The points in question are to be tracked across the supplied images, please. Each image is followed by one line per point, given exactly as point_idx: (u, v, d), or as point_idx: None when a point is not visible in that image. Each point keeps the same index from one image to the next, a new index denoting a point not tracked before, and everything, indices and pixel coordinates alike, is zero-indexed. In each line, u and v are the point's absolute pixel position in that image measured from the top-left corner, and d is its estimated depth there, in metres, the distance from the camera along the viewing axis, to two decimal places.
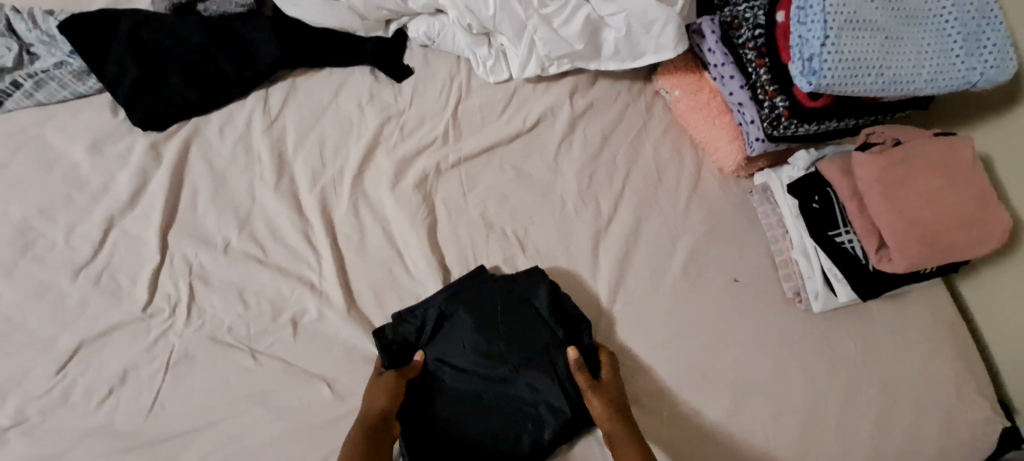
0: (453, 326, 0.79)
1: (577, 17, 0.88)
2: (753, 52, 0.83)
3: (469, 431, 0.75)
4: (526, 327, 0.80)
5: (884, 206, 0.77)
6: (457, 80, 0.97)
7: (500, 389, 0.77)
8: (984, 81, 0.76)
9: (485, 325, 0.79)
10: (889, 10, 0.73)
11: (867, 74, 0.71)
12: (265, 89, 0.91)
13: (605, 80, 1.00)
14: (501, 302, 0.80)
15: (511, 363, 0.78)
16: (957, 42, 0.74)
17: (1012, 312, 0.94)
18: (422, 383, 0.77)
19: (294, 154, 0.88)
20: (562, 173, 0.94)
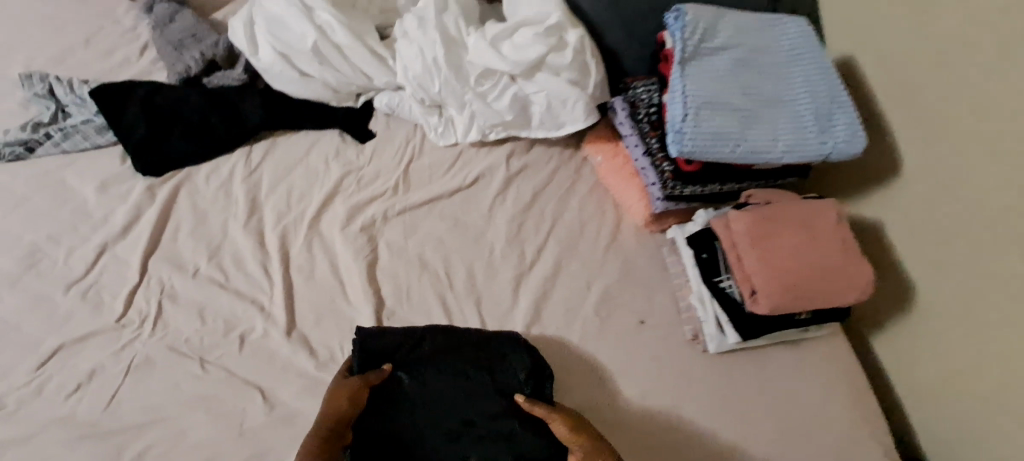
0: (428, 347, 0.91)
1: (506, 95, 1.05)
2: (648, 126, 1.01)
3: (408, 436, 0.86)
4: (491, 359, 0.92)
5: (755, 257, 0.88)
6: (412, 143, 1.15)
7: (446, 408, 0.88)
8: (840, 154, 0.89)
9: (454, 352, 0.91)
10: (748, 94, 0.87)
11: (724, 145, 0.86)
12: (249, 146, 1.09)
13: (540, 145, 1.16)
14: (478, 336, 0.93)
15: (466, 389, 0.90)
16: (813, 121, 0.88)
17: (918, 368, 1.01)
18: (384, 388, 0.88)
19: (265, 199, 1.04)
20: (494, 223, 1.08)
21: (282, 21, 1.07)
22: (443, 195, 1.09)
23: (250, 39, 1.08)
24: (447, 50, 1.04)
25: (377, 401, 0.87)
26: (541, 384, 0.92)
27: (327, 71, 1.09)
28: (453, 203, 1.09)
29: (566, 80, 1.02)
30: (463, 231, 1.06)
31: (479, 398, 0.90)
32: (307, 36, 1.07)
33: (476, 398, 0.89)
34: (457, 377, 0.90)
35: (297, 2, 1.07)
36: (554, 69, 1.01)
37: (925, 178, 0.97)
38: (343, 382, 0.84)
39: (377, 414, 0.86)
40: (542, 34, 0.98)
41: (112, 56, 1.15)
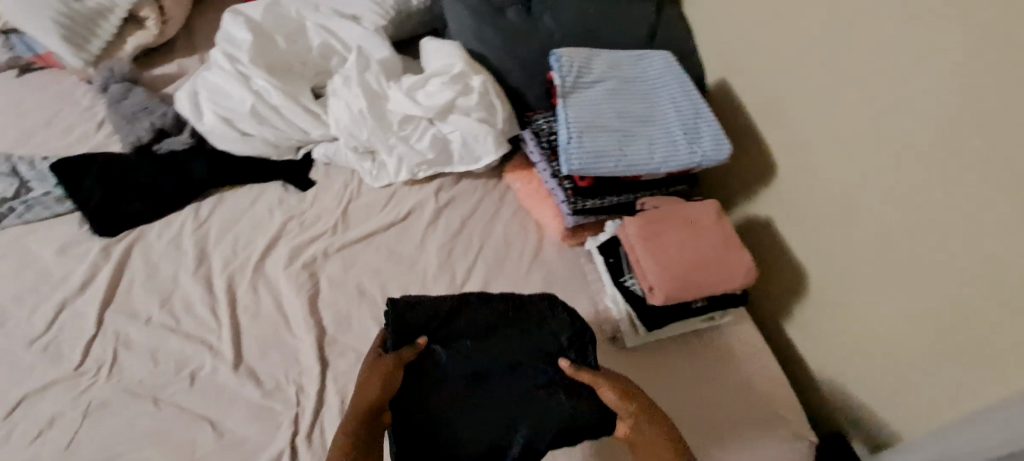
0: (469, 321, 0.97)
1: (426, 136, 1.18)
2: (549, 152, 1.16)
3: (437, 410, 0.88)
4: (532, 330, 0.99)
5: (648, 253, 1.01)
6: (350, 187, 1.27)
7: (476, 382, 0.92)
8: (710, 160, 1.03)
9: (497, 326, 0.98)
10: (623, 118, 1.03)
11: (608, 160, 0.99)
12: (198, 202, 1.20)
13: (466, 178, 1.29)
14: (511, 311, 1.00)
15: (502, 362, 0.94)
16: (682, 135, 1.03)
17: (825, 345, 1.12)
18: (420, 364, 0.92)
19: (214, 248, 1.15)
20: (427, 250, 1.19)
21: (223, 90, 1.21)
22: (379, 230, 1.20)
23: (195, 107, 1.21)
24: (370, 103, 1.18)
25: (413, 376, 0.91)
26: (584, 352, 0.98)
27: (266, 130, 1.22)
28: (389, 236, 1.20)
29: (476, 119, 1.16)
30: (398, 260, 1.17)
31: (521, 365, 0.95)
32: (246, 100, 1.20)
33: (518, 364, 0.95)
34: (494, 349, 0.96)
35: (234, 72, 1.20)
36: (464, 110, 1.16)
37: (790, 176, 1.12)
38: (381, 361, 0.88)
39: (419, 382, 0.90)
40: (449, 81, 1.13)
41: (70, 133, 1.27)
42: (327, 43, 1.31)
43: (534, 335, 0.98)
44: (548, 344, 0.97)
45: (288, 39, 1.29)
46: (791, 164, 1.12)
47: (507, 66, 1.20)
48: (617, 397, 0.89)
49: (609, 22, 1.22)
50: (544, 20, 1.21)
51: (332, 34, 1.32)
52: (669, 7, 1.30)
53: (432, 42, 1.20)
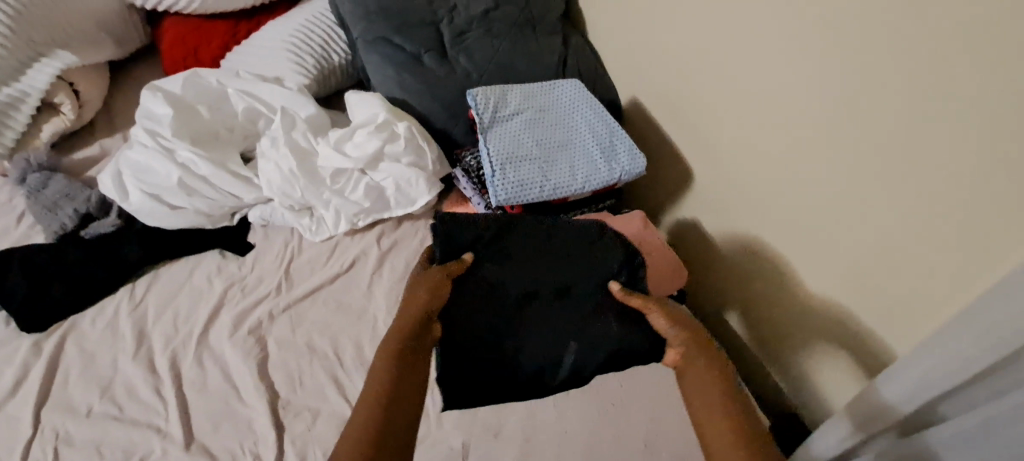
0: (519, 243, 1.04)
1: (360, 186, 1.20)
2: (480, 186, 1.21)
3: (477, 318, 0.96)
4: (585, 251, 1.05)
5: None
6: (290, 245, 1.27)
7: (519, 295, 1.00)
8: (629, 175, 1.10)
9: (544, 248, 1.05)
10: (543, 145, 1.09)
11: (533, 188, 1.04)
12: (132, 283, 1.18)
13: (407, 220, 1.31)
14: (558, 235, 1.07)
15: (551, 283, 1.01)
16: (599, 155, 1.10)
17: (761, 330, 1.19)
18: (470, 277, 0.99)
19: (153, 328, 1.12)
20: (375, 297, 1.20)
21: (147, 166, 1.20)
22: (324, 284, 1.20)
23: (120, 187, 1.19)
24: (299, 160, 1.20)
25: (463, 286, 0.98)
26: (635, 273, 1.05)
27: (196, 200, 1.21)
28: (334, 289, 1.20)
29: (406, 164, 1.20)
30: (346, 310, 1.17)
31: (569, 286, 1.02)
32: (172, 173, 1.20)
33: (566, 282, 1.01)
34: (539, 265, 1.03)
35: (157, 148, 1.20)
36: (393, 157, 1.19)
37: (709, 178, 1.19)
38: (433, 273, 0.95)
39: (469, 293, 0.97)
40: (375, 131, 1.16)
41: None
42: (252, 106, 1.33)
43: (575, 257, 1.05)
44: (596, 266, 1.04)
45: (210, 108, 1.31)
46: (708, 167, 1.19)
47: (430, 109, 1.25)
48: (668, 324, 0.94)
49: (520, 57, 1.29)
50: (459, 61, 1.26)
51: (255, 97, 1.33)
52: (575, 37, 1.39)
53: (355, 95, 1.22)
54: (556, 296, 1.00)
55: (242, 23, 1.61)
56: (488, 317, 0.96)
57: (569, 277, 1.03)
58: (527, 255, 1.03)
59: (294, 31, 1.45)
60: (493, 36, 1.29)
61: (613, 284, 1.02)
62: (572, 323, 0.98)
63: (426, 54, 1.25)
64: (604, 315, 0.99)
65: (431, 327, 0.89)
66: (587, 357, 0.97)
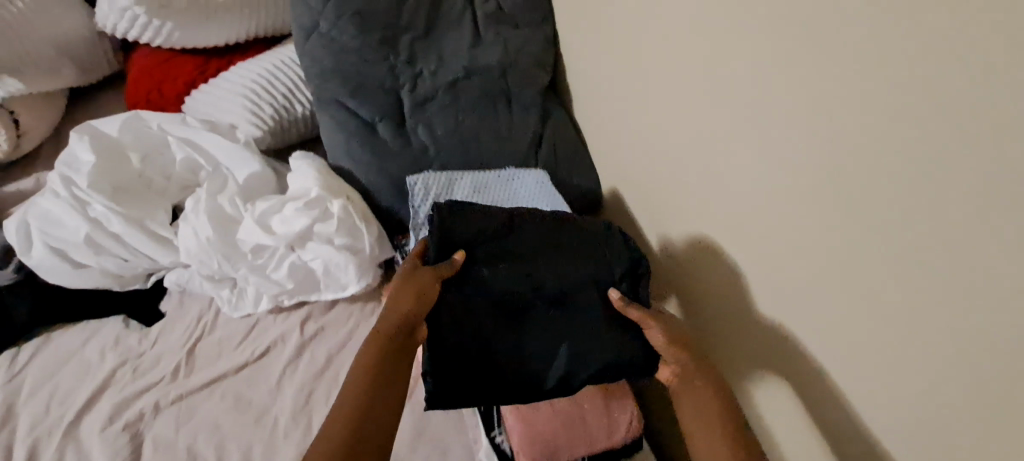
0: (518, 235, 0.93)
1: (283, 265, 1.05)
2: None
3: (465, 318, 0.86)
4: (591, 255, 0.94)
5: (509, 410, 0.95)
6: (205, 318, 1.13)
7: (517, 294, 0.90)
8: None
9: (543, 244, 0.93)
10: None
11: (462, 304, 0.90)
12: (18, 346, 1.04)
13: (341, 303, 1.15)
14: (560, 228, 0.95)
15: (549, 285, 0.91)
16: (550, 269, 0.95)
17: None
18: (457, 278, 0.88)
19: (23, 405, 0.98)
20: (280, 397, 1.03)
21: (55, 217, 1.07)
22: (226, 374, 1.04)
23: (23, 236, 1.06)
24: (218, 231, 1.05)
25: (450, 287, 0.88)
26: (638, 283, 0.95)
27: (105, 260, 1.08)
28: (236, 382, 1.04)
29: (337, 246, 1.04)
30: (241, 410, 1.01)
31: (570, 295, 0.91)
32: (80, 228, 1.07)
33: (568, 290, 0.91)
34: (534, 266, 0.91)
35: (68, 198, 1.08)
36: (324, 237, 1.04)
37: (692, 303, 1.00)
38: (418, 273, 0.86)
39: (457, 293, 0.88)
40: (304, 209, 1.02)
41: None
42: (190, 157, 1.21)
43: (580, 260, 0.93)
44: (600, 272, 0.93)
45: (143, 156, 1.19)
46: (693, 287, 0.98)
47: (377, 184, 1.10)
48: (661, 337, 0.88)
49: (487, 135, 1.14)
50: (417, 133, 1.12)
51: (195, 148, 1.22)
52: (557, 114, 1.23)
53: (301, 156, 1.09)
54: (550, 299, 0.91)
55: (213, 60, 1.49)
56: (475, 315, 0.87)
57: (568, 280, 0.92)
58: (524, 250, 0.92)
59: (257, 78, 1.35)
60: (458, 109, 1.15)
61: (613, 291, 0.91)
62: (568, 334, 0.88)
63: (381, 123, 1.11)
64: (601, 325, 0.89)
65: (415, 333, 0.84)
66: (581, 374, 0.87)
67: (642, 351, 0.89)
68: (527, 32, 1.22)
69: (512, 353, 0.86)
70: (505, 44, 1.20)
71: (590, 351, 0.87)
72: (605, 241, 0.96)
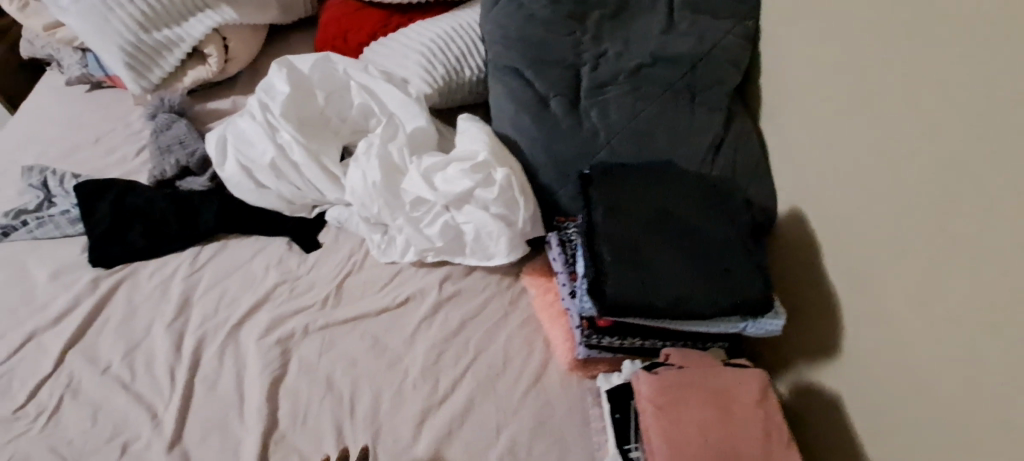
0: (666, 176, 0.94)
1: (437, 222, 1.07)
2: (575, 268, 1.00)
3: (623, 231, 0.86)
4: (724, 204, 0.92)
5: (660, 429, 0.79)
6: (354, 258, 1.18)
7: (659, 218, 0.89)
8: (753, 327, 0.87)
9: (687, 187, 0.93)
10: (677, 269, 0.85)
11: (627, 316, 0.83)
12: (201, 246, 1.15)
13: (479, 272, 1.17)
14: (695, 178, 0.94)
15: (688, 214, 0.90)
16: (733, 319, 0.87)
17: None
18: (638, 209, 0.89)
19: (197, 300, 1.08)
20: (415, 347, 1.07)
21: (247, 137, 1.17)
22: (368, 313, 1.09)
23: (219, 152, 1.17)
24: (384, 176, 1.09)
25: (640, 216, 0.88)
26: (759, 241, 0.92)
27: (281, 186, 1.17)
28: (375, 322, 1.09)
29: (493, 214, 1.04)
30: (378, 350, 1.05)
31: (711, 234, 0.88)
32: (268, 153, 1.15)
33: (709, 233, 0.88)
34: (678, 202, 0.91)
35: (264, 123, 1.17)
36: (482, 202, 1.04)
37: (869, 363, 0.88)
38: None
39: (633, 218, 0.88)
40: (470, 171, 1.02)
41: (112, 154, 1.31)
42: (366, 104, 1.25)
43: (716, 206, 0.91)
44: (738, 215, 0.91)
45: (328, 95, 1.26)
46: None
47: (539, 160, 1.08)
48: None
49: (661, 130, 1.07)
50: (590, 115, 1.08)
51: (372, 95, 1.26)
52: (742, 119, 1.13)
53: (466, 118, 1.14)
54: (692, 252, 0.86)
55: (397, 16, 1.55)
56: (620, 264, 0.84)
57: (705, 228, 0.89)
58: (659, 194, 0.91)
59: (433, 38, 1.38)
60: (637, 97, 1.08)
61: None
62: (704, 281, 0.84)
63: (553, 99, 1.09)
64: (735, 256, 0.87)
65: None
66: (716, 312, 0.84)
67: (763, 292, 0.85)
68: (727, 25, 1.12)
69: (654, 271, 0.84)
70: (700, 36, 1.11)
71: (741, 294, 0.84)
72: (737, 197, 0.93)
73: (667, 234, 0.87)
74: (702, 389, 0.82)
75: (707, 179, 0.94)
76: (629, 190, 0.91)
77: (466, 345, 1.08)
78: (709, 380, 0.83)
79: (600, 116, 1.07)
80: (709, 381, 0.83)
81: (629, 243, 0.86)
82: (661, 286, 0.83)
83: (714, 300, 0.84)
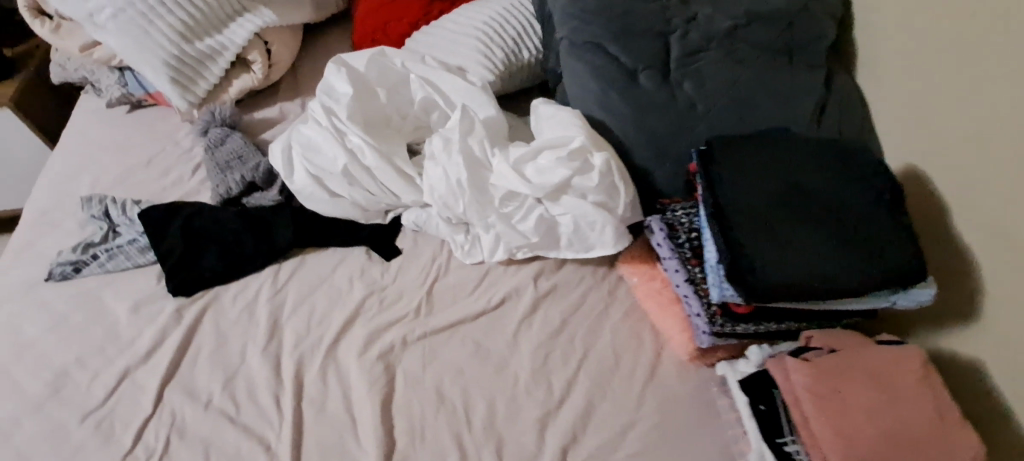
0: (784, 144, 0.86)
1: (531, 216, 1.00)
2: (691, 252, 0.93)
3: (751, 210, 0.80)
4: (854, 166, 0.84)
5: (821, 415, 0.76)
6: (438, 261, 1.12)
7: (786, 190, 0.82)
8: (904, 300, 0.81)
9: (809, 153, 0.85)
10: (818, 244, 0.78)
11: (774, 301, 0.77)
12: (280, 264, 1.10)
13: (571, 265, 1.11)
14: (816, 142, 0.87)
15: (816, 182, 0.83)
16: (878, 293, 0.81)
17: None
18: (761, 184, 0.82)
19: (288, 321, 1.03)
20: (520, 349, 1.02)
21: (315, 145, 1.11)
22: (466, 318, 1.04)
23: (286, 162, 1.12)
24: (470, 173, 1.02)
25: (766, 192, 0.81)
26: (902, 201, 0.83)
27: (355, 192, 1.10)
28: (474, 327, 1.04)
29: (592, 203, 0.97)
30: (482, 355, 1.01)
31: (846, 202, 0.81)
32: (339, 160, 1.10)
33: (844, 201, 0.81)
34: (803, 170, 0.84)
35: (331, 128, 1.11)
36: (580, 191, 0.97)
37: (1008, 330, 0.83)
38: None
39: (759, 195, 0.81)
40: (566, 159, 0.95)
41: (167, 175, 1.25)
42: (429, 97, 1.18)
43: (846, 171, 0.84)
44: (872, 177, 0.83)
45: (389, 92, 1.19)
46: None
47: (633, 139, 1.00)
48: None
49: (763, 94, 0.99)
50: (683, 87, 1.00)
51: (435, 88, 1.19)
52: (841, 76, 1.05)
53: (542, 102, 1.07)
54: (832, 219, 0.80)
55: None
56: (769, 253, 0.77)
57: (838, 195, 0.82)
58: (781, 162, 0.84)
59: (487, 20, 1.29)
60: (734, 61, 1.00)
61: None
62: (853, 251, 0.78)
63: (641, 73, 1.01)
64: (878, 223, 0.80)
65: None
66: (868, 286, 0.77)
67: (915, 260, 0.78)
68: None
69: (795, 249, 0.77)
70: None
71: (893, 264, 0.78)
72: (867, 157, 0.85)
73: (802, 207, 0.80)
74: (863, 371, 0.78)
75: (830, 142, 0.87)
76: (748, 163, 0.84)
77: (572, 342, 1.03)
78: (870, 361, 0.79)
79: (695, 86, 0.99)
80: (870, 364, 0.79)
81: (760, 222, 0.79)
82: (805, 265, 0.76)
83: (864, 274, 0.77)
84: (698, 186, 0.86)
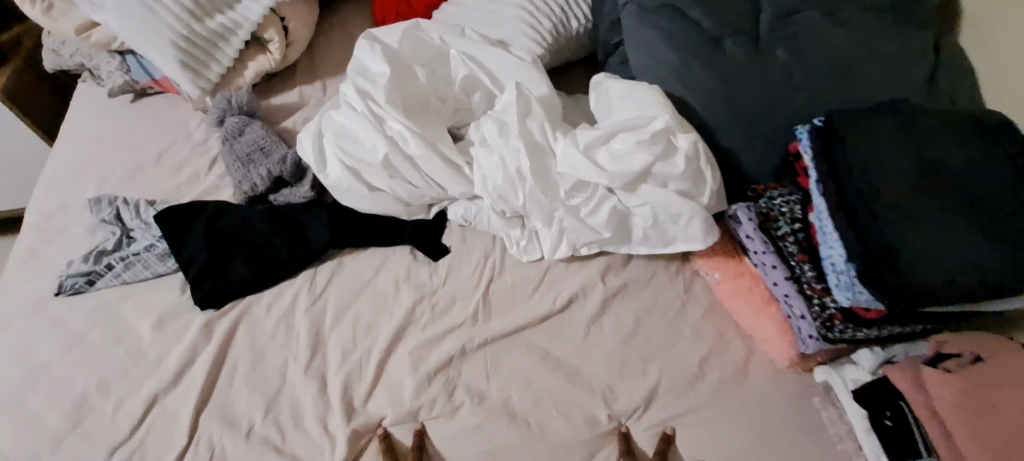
0: (910, 117, 0.73)
1: (603, 209, 0.88)
2: (794, 245, 0.81)
3: (882, 197, 0.68)
4: (994, 138, 0.72)
5: (970, 436, 0.66)
6: (492, 258, 1.00)
7: (921, 173, 0.69)
8: None
9: (940, 127, 0.72)
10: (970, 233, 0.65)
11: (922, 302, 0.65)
12: (315, 268, 0.99)
13: (642, 259, 0.99)
14: (945, 115, 0.74)
15: (953, 160, 0.70)
16: None
17: None
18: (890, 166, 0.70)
19: (330, 333, 0.92)
20: (591, 357, 0.90)
21: (351, 133, 0.99)
22: (529, 323, 0.93)
23: (319, 155, 1.00)
24: (532, 160, 0.90)
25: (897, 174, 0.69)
26: None
27: (396, 185, 0.98)
28: (538, 333, 0.93)
29: (674, 191, 0.85)
30: (550, 364, 0.90)
31: (992, 182, 0.69)
32: (379, 149, 0.97)
33: (989, 181, 0.69)
34: (936, 148, 0.71)
35: (368, 114, 0.98)
36: (660, 179, 0.85)
37: None
38: None
39: (890, 179, 0.69)
40: (647, 143, 0.82)
41: (182, 171, 1.12)
42: (473, 75, 1.06)
43: (986, 146, 0.71)
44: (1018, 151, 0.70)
45: (429, 71, 1.06)
46: None
47: (719, 116, 0.87)
48: None
49: (870, 60, 0.86)
50: (776, 53, 0.87)
51: (480, 66, 1.06)
52: (951, 35, 0.91)
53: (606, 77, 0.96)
54: (974, 199, 0.68)
55: None
56: (921, 256, 0.65)
57: (980, 174, 0.69)
58: (896, 134, 0.72)
59: None
60: (835, 24, 0.87)
61: None
62: (1010, 234, 0.65)
63: (727, 40, 0.88)
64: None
65: None
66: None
67: None
68: None
69: (941, 239, 0.65)
70: None
71: None
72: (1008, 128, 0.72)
73: (939, 189, 0.68)
74: (1017, 384, 0.68)
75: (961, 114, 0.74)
76: (872, 142, 0.71)
77: (649, 348, 0.91)
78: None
79: (791, 52, 0.86)
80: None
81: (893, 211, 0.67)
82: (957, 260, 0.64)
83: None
84: (812, 171, 0.74)
